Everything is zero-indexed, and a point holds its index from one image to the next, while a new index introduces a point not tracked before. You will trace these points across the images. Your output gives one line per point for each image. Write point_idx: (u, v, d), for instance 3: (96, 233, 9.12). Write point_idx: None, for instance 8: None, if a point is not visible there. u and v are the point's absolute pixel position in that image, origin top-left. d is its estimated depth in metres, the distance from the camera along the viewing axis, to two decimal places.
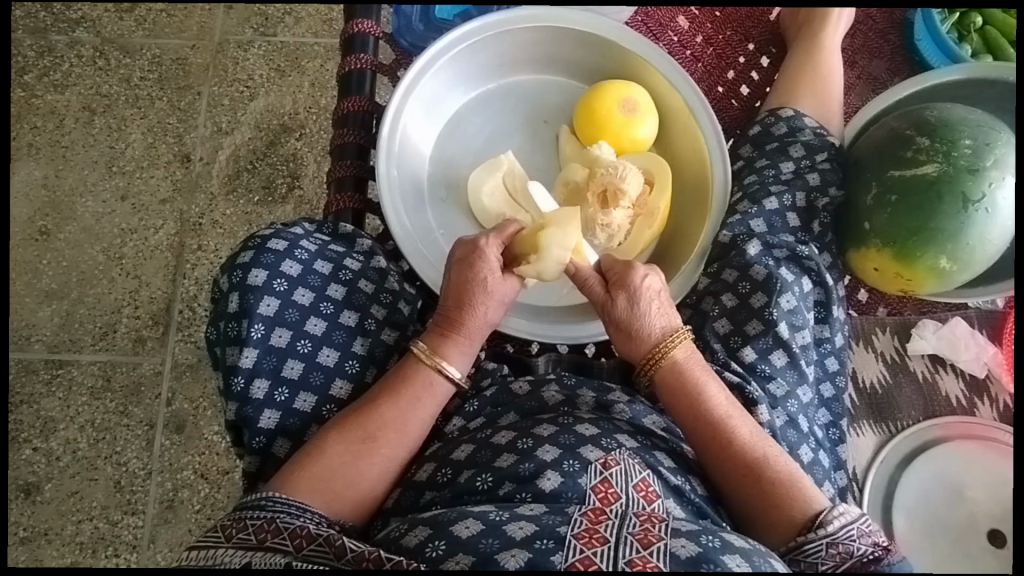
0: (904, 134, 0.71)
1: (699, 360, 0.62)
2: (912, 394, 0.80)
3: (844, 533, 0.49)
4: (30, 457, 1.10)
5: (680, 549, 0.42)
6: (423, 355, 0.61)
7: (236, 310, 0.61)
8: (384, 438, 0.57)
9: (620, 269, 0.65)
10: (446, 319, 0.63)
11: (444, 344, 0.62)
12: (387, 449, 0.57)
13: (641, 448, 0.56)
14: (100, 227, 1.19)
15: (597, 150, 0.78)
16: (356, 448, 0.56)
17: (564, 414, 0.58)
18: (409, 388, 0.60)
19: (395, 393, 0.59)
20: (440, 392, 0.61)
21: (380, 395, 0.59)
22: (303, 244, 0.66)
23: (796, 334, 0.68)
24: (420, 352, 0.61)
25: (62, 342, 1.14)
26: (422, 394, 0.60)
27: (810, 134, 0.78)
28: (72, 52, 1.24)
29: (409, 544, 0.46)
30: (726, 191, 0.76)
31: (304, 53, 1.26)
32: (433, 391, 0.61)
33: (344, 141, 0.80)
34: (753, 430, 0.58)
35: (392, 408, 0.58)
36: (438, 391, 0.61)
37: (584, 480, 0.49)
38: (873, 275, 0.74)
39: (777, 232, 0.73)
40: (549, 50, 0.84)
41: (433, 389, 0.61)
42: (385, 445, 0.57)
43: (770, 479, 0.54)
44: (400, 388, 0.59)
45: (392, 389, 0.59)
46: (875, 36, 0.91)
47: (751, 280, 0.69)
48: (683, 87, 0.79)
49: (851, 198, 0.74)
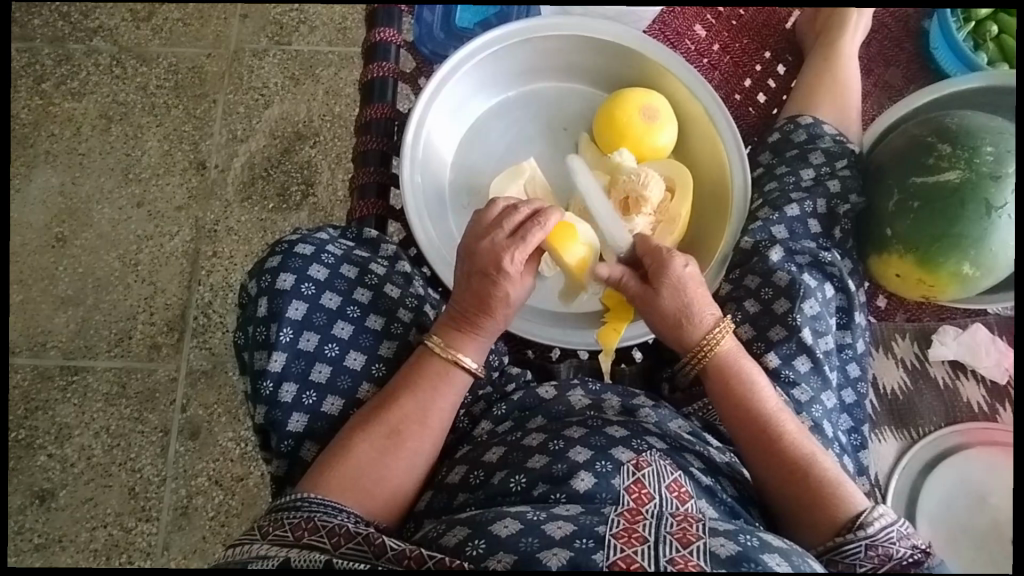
0: (925, 141, 0.71)
1: (746, 355, 0.62)
2: (932, 400, 0.80)
3: (884, 534, 0.50)
4: (44, 463, 1.10)
5: (719, 548, 0.42)
6: (438, 349, 0.60)
7: (265, 314, 0.62)
8: (408, 432, 0.57)
9: (657, 261, 0.63)
10: (462, 313, 0.61)
11: (457, 337, 0.61)
12: (410, 442, 0.57)
13: (671, 450, 0.56)
14: (116, 234, 1.19)
15: (618, 157, 0.78)
16: (381, 445, 0.56)
17: (593, 418, 0.58)
18: (429, 382, 0.59)
19: (415, 387, 0.59)
20: (457, 383, 0.61)
21: (402, 391, 0.59)
22: (329, 248, 0.66)
23: (820, 340, 0.68)
24: (433, 346, 0.60)
25: (78, 348, 1.15)
26: (443, 386, 0.60)
27: (829, 141, 0.79)
28: (89, 61, 1.26)
29: (450, 544, 0.46)
30: (746, 198, 0.76)
31: (318, 61, 1.27)
32: (450, 383, 0.60)
33: (367, 148, 0.81)
34: (802, 429, 0.58)
35: (413, 401, 0.58)
36: (455, 383, 0.60)
37: (617, 481, 0.50)
38: (894, 281, 0.74)
39: (799, 238, 0.74)
40: (569, 58, 0.85)
41: (451, 381, 0.60)
42: (411, 439, 0.57)
43: (818, 477, 0.54)
44: (418, 383, 0.59)
45: (412, 384, 0.59)
46: (891, 45, 0.92)
47: (774, 286, 0.70)
48: (704, 95, 0.80)
49: (872, 205, 0.74)
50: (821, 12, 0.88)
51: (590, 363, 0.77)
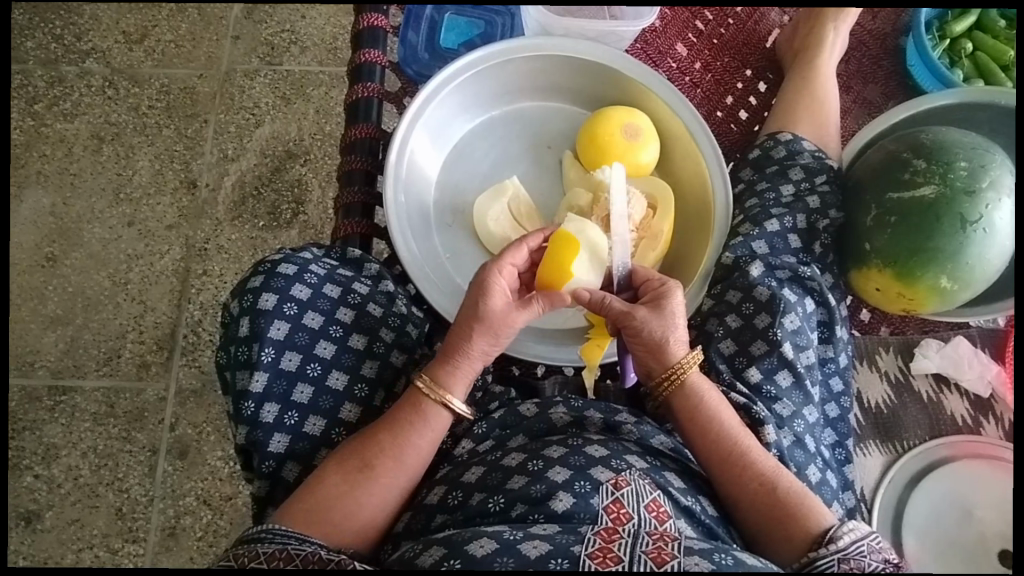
0: (901, 157, 0.72)
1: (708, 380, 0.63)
2: (917, 413, 0.80)
3: (854, 548, 0.49)
4: (31, 484, 1.09)
5: (693, 567, 0.42)
6: (425, 389, 0.59)
7: (247, 334, 0.62)
8: (382, 467, 0.56)
9: (652, 292, 0.65)
10: (450, 346, 0.61)
11: (445, 375, 0.61)
12: (383, 478, 0.56)
13: (651, 468, 0.56)
14: (106, 253, 1.20)
15: (601, 174, 0.78)
16: (352, 478, 0.55)
17: (573, 436, 0.58)
18: (409, 419, 0.59)
19: (392, 424, 0.58)
20: (437, 423, 0.60)
21: (379, 428, 0.58)
22: (311, 268, 0.66)
23: (801, 355, 0.68)
24: (421, 386, 0.59)
25: (66, 368, 1.14)
26: (422, 425, 0.59)
27: (809, 157, 0.79)
28: (82, 82, 1.27)
29: (424, 564, 0.45)
30: (727, 212, 0.77)
31: (309, 81, 1.28)
32: (429, 422, 0.59)
33: (351, 168, 0.82)
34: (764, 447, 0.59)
35: (388, 436, 0.58)
36: (434, 422, 0.59)
37: (596, 500, 0.50)
38: (875, 294, 0.74)
39: (779, 253, 0.74)
40: (552, 79, 0.86)
41: (429, 420, 0.59)
42: (384, 473, 0.56)
43: (785, 488, 0.55)
44: (397, 419, 0.59)
45: (390, 422, 0.58)
46: (870, 62, 0.94)
47: (754, 301, 0.70)
48: (684, 114, 0.81)
49: (851, 220, 0.75)
50: (799, 31, 0.90)
51: (575, 379, 0.77)
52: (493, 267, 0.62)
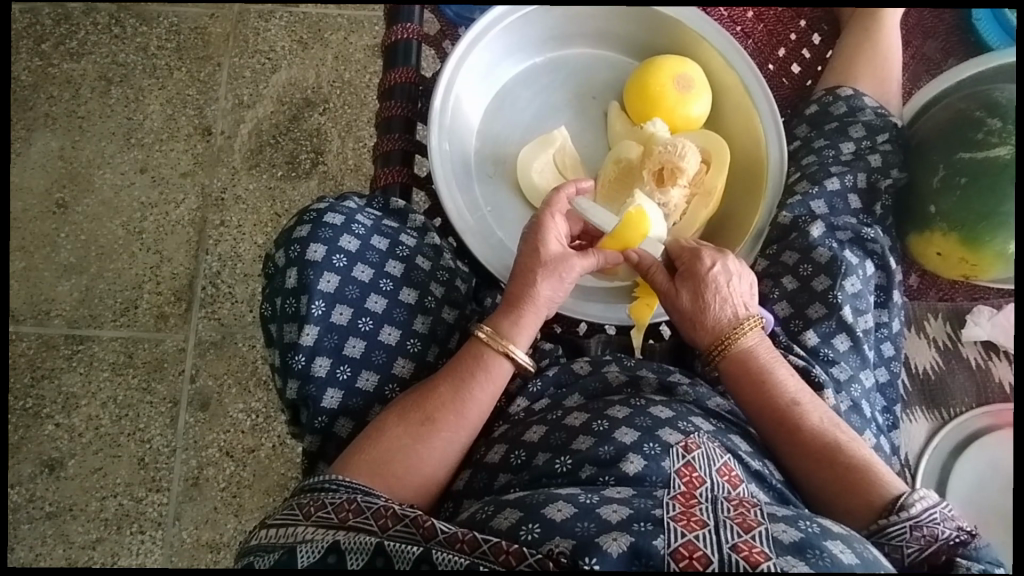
0: (973, 116, 0.69)
1: (767, 346, 0.62)
2: (964, 380, 0.79)
3: (928, 516, 0.48)
4: (52, 432, 1.09)
5: (781, 535, 0.40)
6: (487, 338, 0.59)
7: (295, 286, 0.59)
8: (444, 420, 0.55)
9: (688, 258, 0.64)
10: (512, 295, 0.61)
11: (507, 325, 0.60)
12: (445, 432, 0.55)
13: (717, 431, 0.54)
14: (119, 201, 1.16)
15: (650, 128, 0.76)
16: (415, 431, 0.54)
17: (634, 396, 0.56)
18: (471, 370, 0.58)
19: (454, 375, 0.57)
20: (499, 373, 0.59)
21: (442, 379, 0.57)
22: (359, 219, 0.63)
23: (860, 319, 0.66)
24: (483, 336, 0.59)
25: (82, 317, 1.12)
26: (484, 376, 0.58)
27: (871, 114, 0.76)
28: (87, 19, 1.20)
29: (501, 527, 0.43)
30: (783, 171, 0.74)
31: (327, 24, 1.22)
32: (492, 373, 0.58)
33: (390, 114, 0.78)
34: (824, 414, 0.58)
35: (451, 388, 0.57)
36: (498, 374, 0.58)
37: (667, 463, 0.47)
38: (935, 260, 0.73)
39: (839, 214, 0.72)
40: (601, 24, 0.82)
41: (493, 371, 0.58)
42: (446, 428, 0.55)
43: (847, 460, 0.54)
44: (458, 370, 0.58)
45: (452, 373, 0.57)
46: (930, 15, 0.89)
47: (813, 262, 0.68)
48: (738, 63, 0.77)
49: (915, 180, 0.72)
50: None
51: (619, 339, 0.75)
52: (546, 214, 0.63)
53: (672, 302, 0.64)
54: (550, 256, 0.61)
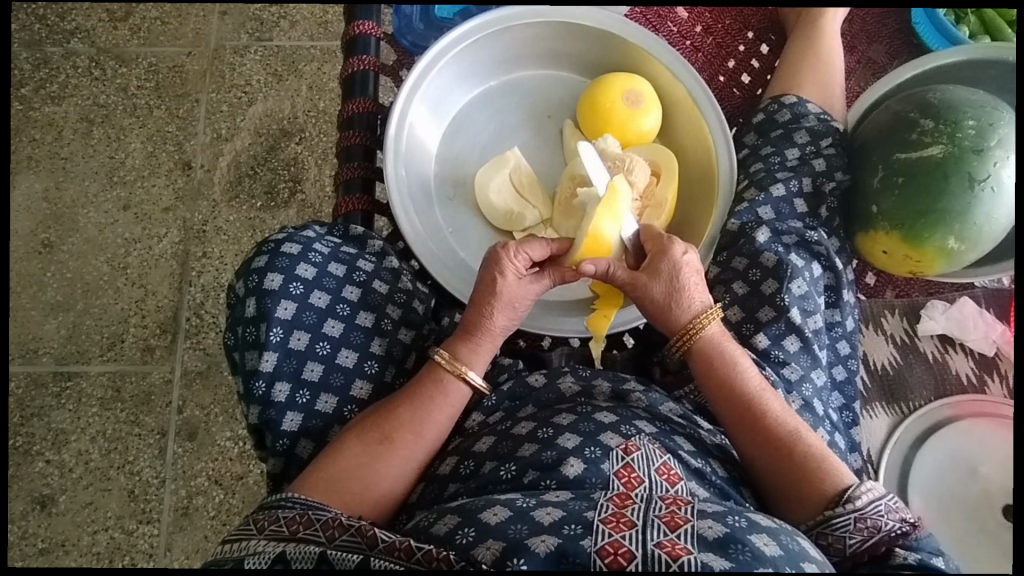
0: (908, 117, 0.72)
1: (731, 339, 0.63)
2: (922, 373, 0.81)
3: (872, 508, 0.50)
4: (43, 469, 1.10)
5: (706, 530, 0.42)
6: (444, 363, 0.61)
7: (254, 314, 0.61)
8: (402, 439, 0.57)
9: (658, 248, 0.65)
10: (469, 322, 0.63)
11: (464, 352, 0.62)
12: (402, 450, 0.57)
13: (660, 433, 0.55)
14: (103, 238, 1.19)
15: (602, 144, 0.79)
16: (373, 450, 0.56)
17: (582, 405, 0.57)
18: (429, 393, 0.60)
19: (412, 397, 0.59)
20: (455, 397, 0.61)
21: (400, 401, 0.59)
22: (316, 247, 0.66)
23: (809, 320, 0.68)
24: (441, 360, 0.61)
25: (70, 354, 1.14)
26: (441, 399, 0.60)
27: (814, 120, 0.78)
28: (68, 63, 1.24)
29: (439, 533, 0.45)
30: (732, 179, 0.76)
31: (300, 57, 1.26)
32: (450, 397, 0.60)
33: (350, 144, 0.81)
34: (785, 407, 0.59)
35: (409, 409, 0.58)
36: (455, 397, 0.60)
37: (606, 466, 0.49)
38: (883, 257, 0.74)
39: (786, 218, 0.74)
40: (551, 46, 0.85)
41: (450, 395, 0.60)
42: (404, 446, 0.57)
43: (803, 452, 0.55)
44: (417, 394, 0.59)
45: (409, 396, 0.59)
46: (874, 21, 0.91)
47: (761, 267, 0.70)
48: (685, 77, 0.80)
49: (858, 181, 0.74)
50: None
51: (581, 350, 0.76)
52: (510, 248, 0.63)
53: (638, 296, 0.64)
54: (506, 288, 0.63)
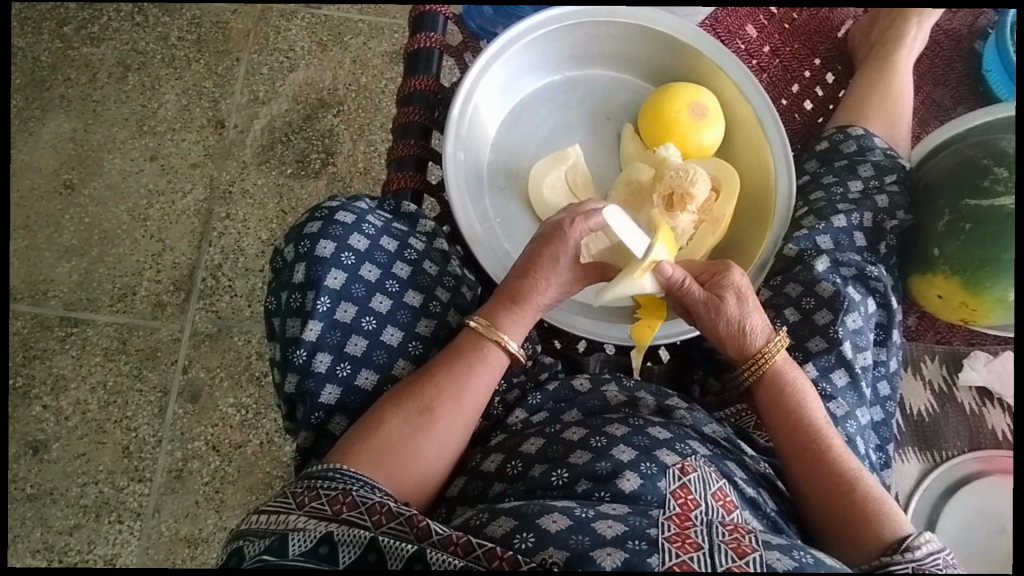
0: (980, 163, 0.71)
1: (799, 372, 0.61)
2: (957, 423, 0.80)
3: (931, 560, 0.47)
4: (39, 414, 1.07)
5: (776, 562, 0.41)
6: (481, 328, 0.59)
7: (302, 281, 0.59)
8: (440, 411, 0.55)
9: (716, 275, 0.63)
10: (509, 290, 0.61)
11: (501, 317, 0.60)
12: (441, 423, 0.55)
13: (713, 456, 0.54)
14: (127, 186, 1.16)
15: (664, 152, 0.77)
16: (412, 420, 0.54)
17: (632, 416, 0.56)
18: (466, 361, 0.57)
19: (450, 364, 0.57)
20: (494, 363, 0.59)
21: (437, 367, 0.57)
22: (369, 219, 0.64)
23: (859, 355, 0.67)
24: (477, 326, 0.59)
25: (79, 300, 1.11)
26: (479, 364, 0.58)
27: (880, 155, 0.77)
28: (111, 6, 1.21)
29: (494, 534, 0.44)
30: (789, 204, 0.75)
31: (347, 29, 1.23)
32: (489, 363, 0.58)
33: (408, 120, 0.79)
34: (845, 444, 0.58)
35: (447, 378, 0.56)
36: (491, 363, 0.58)
37: (663, 484, 0.47)
38: (936, 302, 0.74)
39: (844, 250, 0.72)
40: (622, 47, 0.83)
41: (486, 361, 0.58)
42: (443, 418, 0.55)
43: (863, 491, 0.54)
44: (456, 361, 0.57)
45: (446, 363, 0.57)
46: (942, 63, 0.91)
47: (816, 296, 0.68)
48: (754, 96, 0.78)
49: (921, 223, 0.73)
50: (878, 24, 0.86)
51: (618, 358, 0.75)
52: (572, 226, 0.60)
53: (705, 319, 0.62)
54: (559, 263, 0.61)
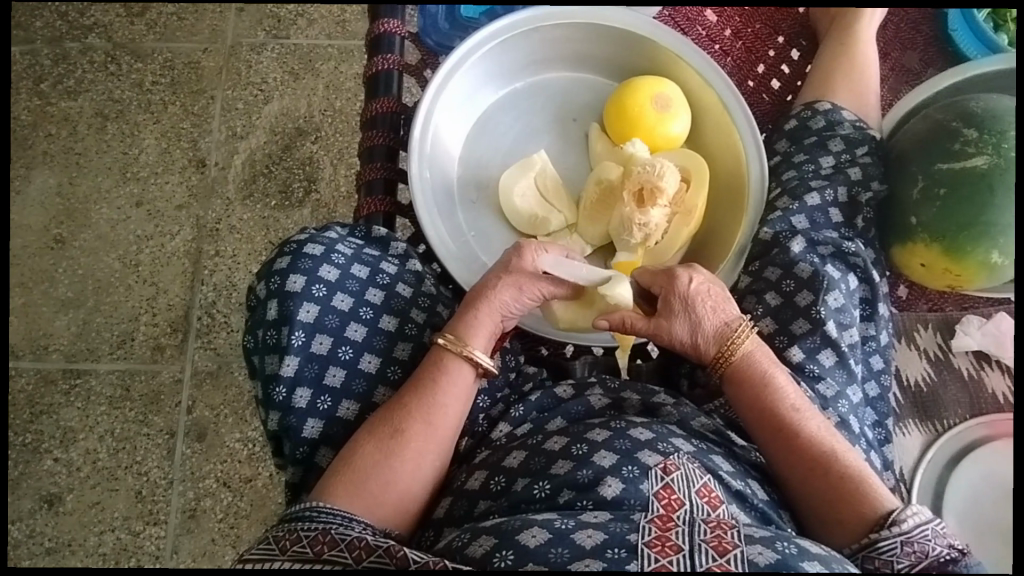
0: (950, 126, 0.70)
1: (766, 352, 0.60)
2: (957, 391, 0.79)
3: (919, 532, 0.48)
4: (51, 468, 1.09)
5: (757, 557, 0.40)
6: (448, 345, 0.59)
7: (275, 317, 0.60)
8: (413, 432, 0.55)
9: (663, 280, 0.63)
10: (473, 301, 0.62)
11: (465, 331, 0.60)
12: (415, 443, 0.55)
13: (698, 451, 0.53)
14: (115, 235, 1.17)
15: (631, 148, 0.76)
16: (385, 446, 0.54)
17: (616, 418, 0.54)
18: (433, 377, 0.57)
19: (419, 385, 0.57)
20: (462, 378, 0.58)
21: (407, 392, 0.57)
22: (339, 248, 0.64)
23: (844, 333, 0.66)
24: (445, 343, 0.59)
25: (80, 351, 1.13)
26: (446, 384, 0.57)
27: (850, 128, 0.76)
28: (85, 58, 1.22)
29: (476, 555, 0.44)
30: (763, 188, 0.74)
31: (317, 55, 1.24)
32: (457, 379, 0.58)
33: (372, 144, 0.79)
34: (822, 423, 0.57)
35: (417, 399, 0.56)
36: (458, 378, 0.58)
37: (645, 486, 0.47)
38: (920, 270, 0.73)
39: (820, 228, 0.72)
40: (579, 48, 0.83)
41: (454, 377, 0.58)
42: (416, 438, 0.55)
43: (841, 470, 0.53)
44: (423, 381, 0.57)
45: (416, 385, 0.57)
46: (908, 27, 0.89)
47: (796, 278, 0.68)
48: (717, 82, 0.77)
49: (895, 192, 0.73)
50: None
51: (605, 359, 0.74)
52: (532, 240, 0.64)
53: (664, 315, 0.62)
54: (518, 268, 0.63)
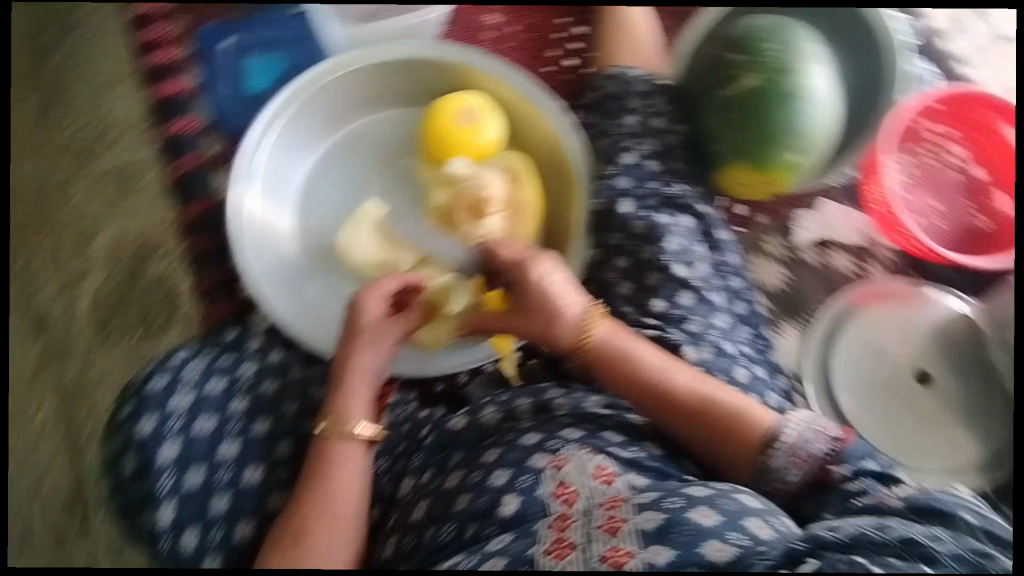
0: (718, 55, 0.75)
1: (623, 329, 0.71)
2: (814, 282, 0.74)
3: (800, 437, 0.63)
4: None
5: None
6: (328, 435, 0.68)
7: (133, 467, 0.70)
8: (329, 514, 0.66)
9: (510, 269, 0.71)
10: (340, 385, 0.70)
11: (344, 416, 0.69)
12: (330, 522, 0.66)
13: (587, 436, 0.67)
14: None
15: (452, 168, 0.74)
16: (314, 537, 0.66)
17: (505, 431, 0.69)
18: (324, 467, 0.68)
19: (317, 477, 0.67)
20: (352, 454, 0.68)
21: (310, 483, 0.67)
22: (185, 373, 0.72)
23: (694, 269, 0.73)
24: (326, 434, 0.69)
25: None
26: (338, 465, 0.68)
27: (640, 79, 0.79)
28: None
29: None
30: (587, 161, 0.77)
31: None
32: (346, 459, 0.68)
33: (195, 248, 0.75)
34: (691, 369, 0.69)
35: (322, 489, 0.67)
36: (348, 459, 0.68)
37: (540, 490, 0.64)
38: (741, 188, 0.75)
39: (644, 182, 0.77)
40: (365, 82, 0.79)
41: (345, 459, 0.68)
42: (320, 529, 0.66)
43: (717, 408, 0.67)
44: (319, 473, 0.67)
45: (318, 478, 0.67)
46: None
47: (635, 235, 0.75)
48: (511, 75, 0.77)
49: (697, 126, 0.77)
50: None
51: None
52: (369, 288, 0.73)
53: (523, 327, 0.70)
54: (370, 326, 0.71)
